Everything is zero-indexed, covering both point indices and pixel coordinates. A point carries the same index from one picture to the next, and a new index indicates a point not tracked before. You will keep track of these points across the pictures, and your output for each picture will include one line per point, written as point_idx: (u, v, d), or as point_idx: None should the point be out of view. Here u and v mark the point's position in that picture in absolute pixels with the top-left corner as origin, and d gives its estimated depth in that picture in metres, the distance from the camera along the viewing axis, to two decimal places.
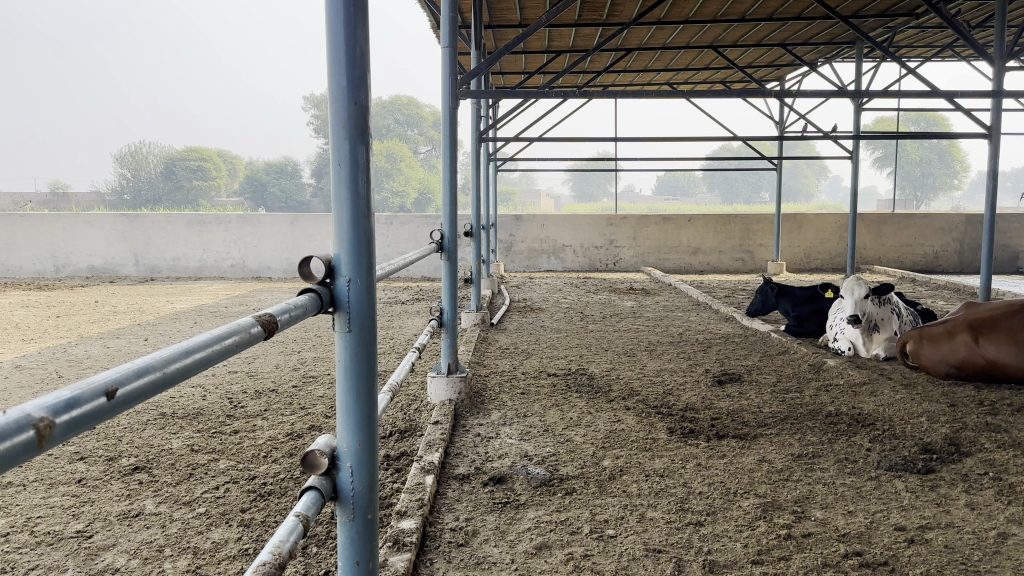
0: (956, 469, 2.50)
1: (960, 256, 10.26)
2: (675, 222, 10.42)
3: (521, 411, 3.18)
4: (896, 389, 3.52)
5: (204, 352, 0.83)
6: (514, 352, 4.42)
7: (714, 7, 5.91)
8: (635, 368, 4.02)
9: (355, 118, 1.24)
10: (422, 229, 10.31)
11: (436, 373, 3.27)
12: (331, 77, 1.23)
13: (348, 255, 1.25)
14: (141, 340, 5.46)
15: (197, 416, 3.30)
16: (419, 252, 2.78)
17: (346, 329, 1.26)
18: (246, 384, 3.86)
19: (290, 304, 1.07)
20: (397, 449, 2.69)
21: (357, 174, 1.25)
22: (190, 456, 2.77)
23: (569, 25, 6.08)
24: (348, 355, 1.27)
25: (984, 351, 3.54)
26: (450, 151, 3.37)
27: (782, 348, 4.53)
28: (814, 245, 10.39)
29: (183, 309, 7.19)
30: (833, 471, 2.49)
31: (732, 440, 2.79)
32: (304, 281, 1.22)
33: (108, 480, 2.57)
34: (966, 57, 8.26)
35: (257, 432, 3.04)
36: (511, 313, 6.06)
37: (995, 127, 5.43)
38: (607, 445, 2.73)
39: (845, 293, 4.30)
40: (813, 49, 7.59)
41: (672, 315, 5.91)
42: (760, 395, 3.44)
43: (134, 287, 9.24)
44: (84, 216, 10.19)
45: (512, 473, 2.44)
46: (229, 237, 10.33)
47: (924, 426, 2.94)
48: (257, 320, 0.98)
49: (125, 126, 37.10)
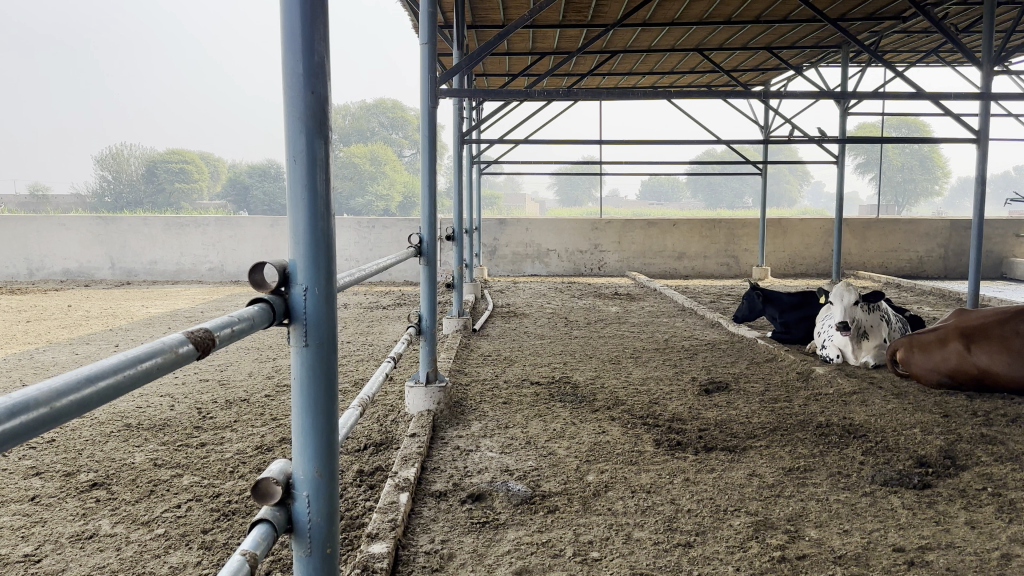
0: (953, 484, 2.41)
1: (945, 261, 10.25)
2: (660, 227, 10.33)
3: (502, 422, 3.06)
4: (887, 398, 3.42)
5: (112, 378, 0.70)
6: (496, 360, 4.30)
7: (700, 9, 5.83)
8: (620, 376, 3.91)
9: (312, 108, 1.12)
10: (405, 233, 10.16)
11: (414, 382, 3.13)
12: (286, 63, 1.11)
13: (305, 261, 1.13)
14: (112, 345, 5.30)
15: (164, 428, 3.15)
16: (396, 256, 2.62)
17: (302, 343, 1.14)
18: (217, 393, 3.71)
19: (234, 317, 0.95)
20: (371, 463, 2.56)
21: (314, 168, 1.12)
22: (152, 472, 2.63)
23: (553, 26, 5.98)
24: (305, 371, 1.15)
25: (976, 359, 3.46)
26: (429, 153, 3.24)
27: (770, 354, 4.44)
28: (799, 250, 10.35)
29: (158, 314, 7.02)
30: (826, 487, 2.39)
31: (721, 453, 2.68)
32: (255, 289, 1.10)
33: (63, 498, 2.42)
34: (951, 63, 8.24)
35: (225, 445, 2.90)
36: (494, 318, 5.94)
37: (984, 131, 5.38)
38: (591, 458, 2.62)
39: (835, 299, 4.17)
40: (799, 53, 7.55)
41: (658, 321, 5.82)
42: (748, 404, 3.34)
43: (109, 291, 9.02)
44: (59, 219, 9.98)
45: (492, 489, 2.32)
46: (207, 241, 10.14)
47: (918, 438, 2.85)
48: (188, 337, 0.86)
49: (107, 127, 36.78)
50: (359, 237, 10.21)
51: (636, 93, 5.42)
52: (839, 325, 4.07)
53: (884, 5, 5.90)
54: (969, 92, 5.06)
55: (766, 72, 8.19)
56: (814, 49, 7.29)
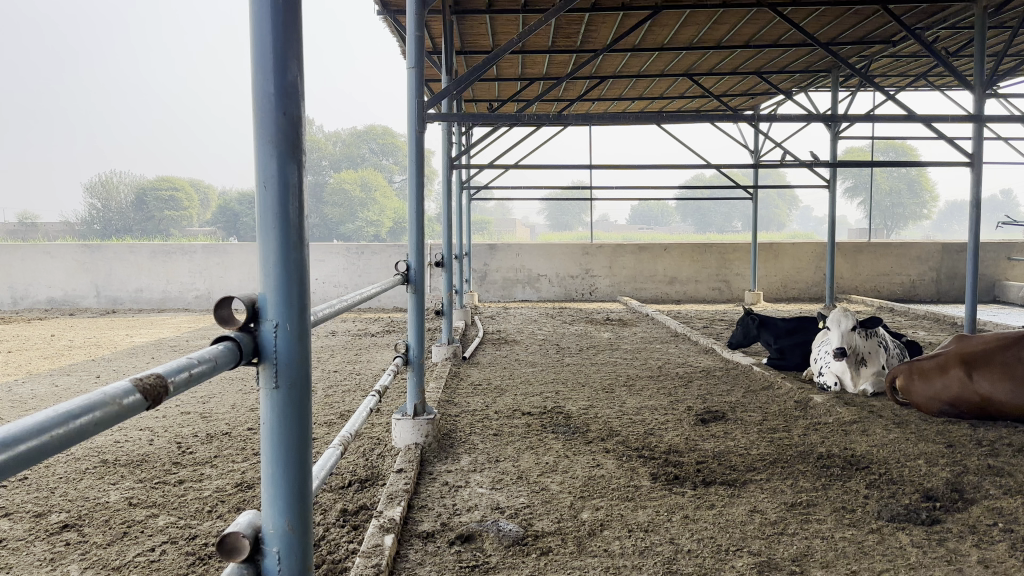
0: (962, 520, 2.32)
1: (937, 285, 10.22)
2: (651, 252, 10.28)
3: (492, 455, 2.95)
4: (888, 427, 3.34)
5: (34, 442, 0.60)
6: (487, 389, 4.19)
7: (691, 33, 5.81)
8: (613, 406, 3.81)
9: (284, 131, 1.04)
10: (394, 258, 10.06)
11: (401, 415, 3.02)
12: (256, 83, 1.03)
13: (276, 296, 1.04)
14: (93, 376, 5.16)
15: (141, 463, 3.04)
16: (382, 284, 2.51)
17: (272, 385, 1.04)
18: (198, 426, 3.59)
19: (191, 361, 0.86)
20: (356, 502, 2.45)
21: (287, 197, 1.04)
22: (126, 512, 2.51)
23: (542, 52, 5.95)
24: (275, 414, 1.05)
25: (978, 386, 3.39)
26: (416, 177, 3.15)
27: (766, 382, 4.35)
28: (791, 274, 10.31)
29: (141, 343, 6.89)
30: (831, 523, 2.29)
31: (720, 487, 2.59)
32: (220, 328, 1.01)
33: (31, 541, 2.30)
34: (940, 87, 8.26)
35: (204, 482, 2.79)
36: (485, 345, 5.84)
37: (977, 155, 5.35)
38: (586, 494, 2.51)
39: (831, 325, 4.12)
40: (788, 78, 7.55)
41: (651, 347, 5.74)
42: (746, 435, 3.25)
43: (93, 319, 8.86)
44: (44, 247, 9.86)
45: (482, 530, 2.21)
46: (194, 268, 10.02)
47: (922, 470, 2.76)
48: (137, 385, 0.76)
49: (96, 153, 36.68)
50: (348, 264, 10.10)
51: (627, 118, 5.38)
52: (835, 350, 4.01)
53: (873, 30, 5.90)
54: (961, 114, 5.04)
55: (755, 97, 8.21)
56: (804, 73, 7.29)
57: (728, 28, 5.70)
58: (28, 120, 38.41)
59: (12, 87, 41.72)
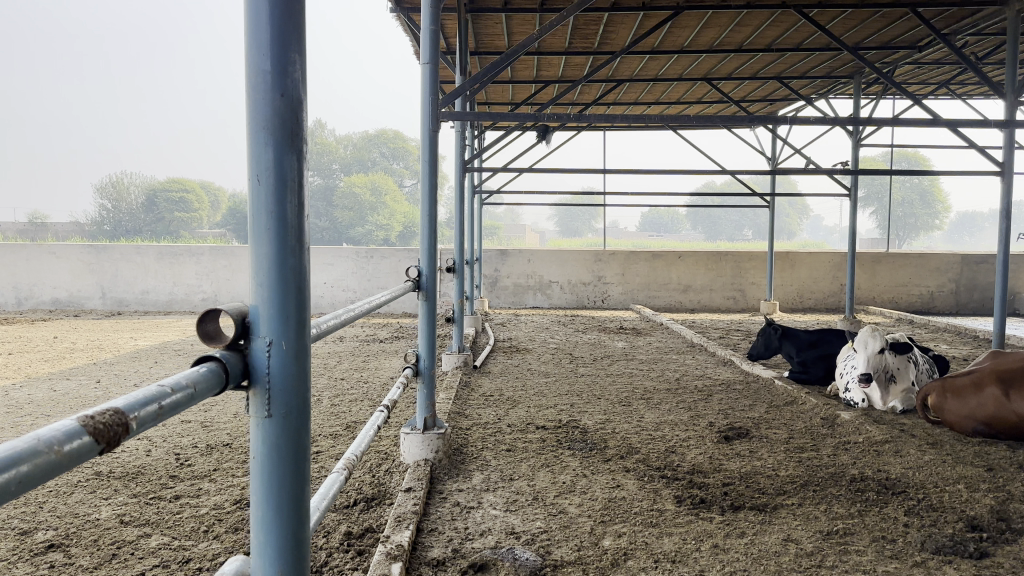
0: (1014, 553, 2.14)
1: (956, 296, 10.02)
2: (665, 259, 10.12)
3: (506, 473, 2.79)
4: (922, 447, 3.17)
5: None
6: (499, 400, 4.03)
7: (711, 36, 5.67)
8: (632, 420, 3.64)
9: (282, 115, 0.89)
10: (404, 263, 9.92)
11: (410, 429, 2.87)
12: (249, 59, 0.88)
13: (270, 309, 0.89)
14: (93, 381, 5.03)
15: (137, 476, 2.89)
16: (393, 291, 2.32)
17: (263, 414, 0.89)
18: (198, 436, 3.44)
19: (159, 392, 0.71)
20: (361, 524, 2.30)
21: (283, 192, 0.89)
22: (116, 531, 2.36)
23: (559, 53, 5.81)
24: (267, 448, 0.90)
25: (1014, 407, 3.21)
26: (429, 180, 2.99)
27: (789, 397, 4.17)
28: (808, 284, 10.11)
29: (146, 347, 6.76)
30: (872, 556, 2.12)
31: (750, 513, 2.42)
32: (205, 345, 0.86)
33: (13, 562, 2.15)
34: (963, 95, 8.10)
35: (202, 498, 2.64)
36: (495, 354, 5.67)
37: (1008, 163, 5.17)
38: (607, 519, 2.35)
39: (858, 347, 3.94)
40: (809, 83, 7.39)
41: (668, 358, 5.56)
42: (773, 454, 3.08)
43: (98, 322, 8.73)
44: (50, 248, 9.76)
45: (496, 558, 2.04)
46: (201, 271, 9.89)
47: (964, 496, 2.59)
48: (86, 423, 0.61)
49: (108, 154, 36.73)
50: (356, 268, 9.97)
51: (646, 120, 5.22)
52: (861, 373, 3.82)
53: (900, 34, 5.74)
54: (992, 121, 4.87)
55: (774, 103, 8.07)
56: (825, 79, 7.13)
57: (750, 31, 5.55)
58: (40, 121, 38.39)
59: (28, 86, 41.88)
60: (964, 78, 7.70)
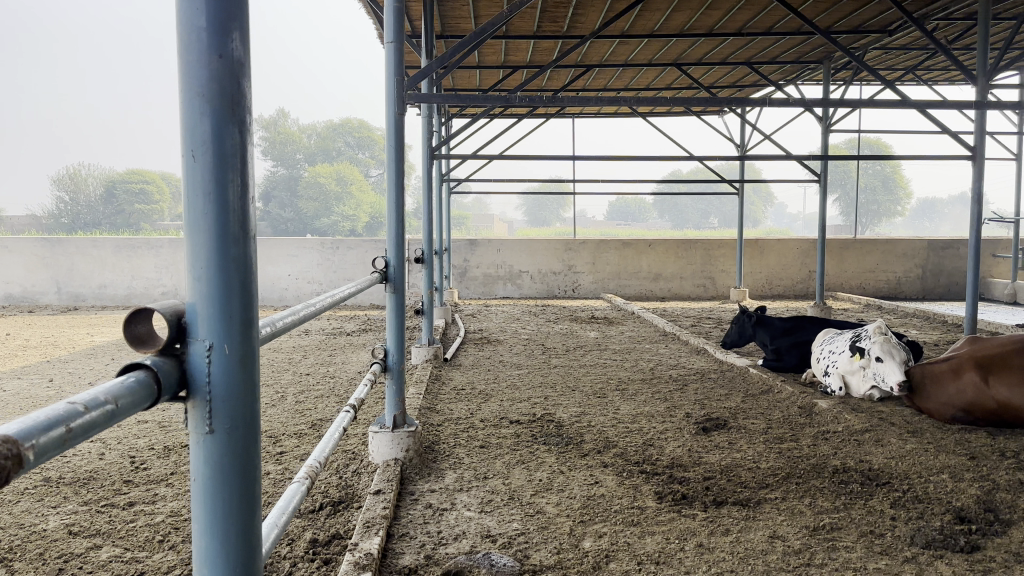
0: (1003, 546, 2.08)
1: (922, 281, 10.11)
2: (634, 247, 10.06)
3: (480, 471, 2.68)
4: (902, 436, 3.11)
5: None
6: (471, 394, 3.91)
7: (682, 20, 5.59)
8: (608, 413, 3.55)
9: (220, 79, 0.76)
10: (371, 254, 9.73)
11: (378, 427, 2.74)
12: (183, 16, 0.75)
13: (210, 306, 0.76)
14: (45, 380, 4.82)
15: (89, 481, 2.73)
16: (359, 282, 2.18)
17: (205, 429, 0.77)
18: (156, 438, 3.27)
19: (50, 424, 0.57)
20: (328, 530, 2.17)
21: (224, 171, 0.76)
22: (64, 543, 2.20)
23: (527, 37, 5.69)
24: (208, 468, 0.78)
25: (995, 393, 3.16)
26: (396, 167, 2.86)
27: (766, 386, 4.11)
28: (777, 271, 10.13)
29: (103, 343, 6.51)
30: (861, 552, 2.04)
31: (734, 509, 2.34)
32: (134, 350, 0.73)
33: None
34: (928, 81, 8.14)
35: (158, 505, 2.49)
36: (465, 345, 5.55)
37: (979, 147, 5.16)
38: (586, 518, 2.25)
39: (883, 356, 3.72)
40: (778, 68, 7.36)
41: (641, 347, 5.49)
42: (753, 446, 3.01)
43: (53, 317, 8.42)
44: (3, 241, 9.40)
45: (472, 565, 1.93)
46: (161, 263, 9.58)
47: (949, 486, 2.53)
48: None
49: (65, 144, 35.66)
50: (322, 259, 9.76)
51: (617, 104, 5.12)
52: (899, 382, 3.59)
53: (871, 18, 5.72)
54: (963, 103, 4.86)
55: (744, 88, 8.03)
56: (795, 64, 7.10)
57: (721, 14, 5.48)
58: None
59: None
60: (930, 63, 7.73)
